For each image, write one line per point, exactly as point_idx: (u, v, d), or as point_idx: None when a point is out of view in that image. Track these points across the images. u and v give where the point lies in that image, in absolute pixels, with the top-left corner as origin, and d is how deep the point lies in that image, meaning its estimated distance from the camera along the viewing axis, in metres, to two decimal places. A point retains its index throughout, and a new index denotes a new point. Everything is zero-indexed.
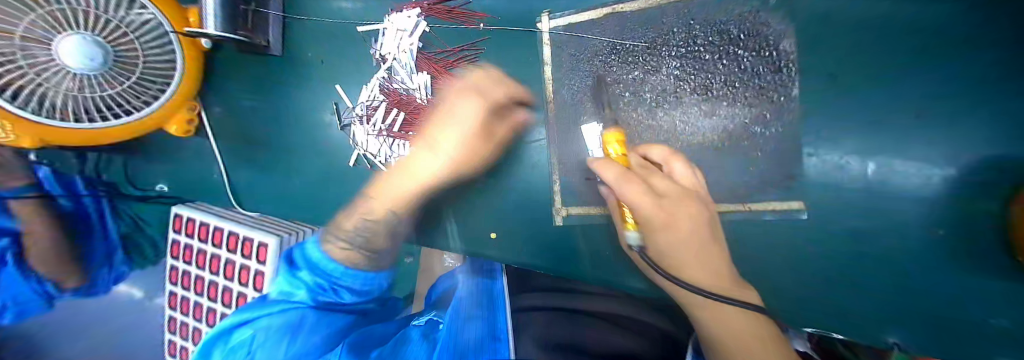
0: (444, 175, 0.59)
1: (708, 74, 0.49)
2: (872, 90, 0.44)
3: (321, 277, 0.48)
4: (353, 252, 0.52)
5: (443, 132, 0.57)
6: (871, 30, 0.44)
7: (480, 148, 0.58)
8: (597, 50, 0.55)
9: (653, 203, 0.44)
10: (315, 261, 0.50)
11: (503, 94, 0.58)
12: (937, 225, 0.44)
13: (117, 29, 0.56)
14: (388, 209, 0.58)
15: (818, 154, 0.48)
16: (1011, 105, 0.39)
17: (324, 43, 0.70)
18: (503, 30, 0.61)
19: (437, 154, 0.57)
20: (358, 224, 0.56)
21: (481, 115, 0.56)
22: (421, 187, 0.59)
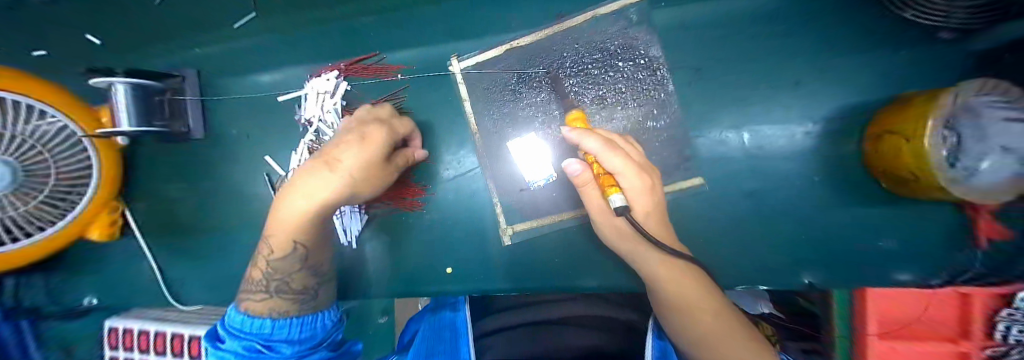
0: (342, 199, 0.42)
1: (600, 86, 0.51)
2: (735, 75, 0.52)
3: (250, 338, 0.42)
4: (274, 300, 0.44)
5: (339, 149, 0.42)
6: (721, 30, 0.52)
7: (381, 172, 0.46)
8: (505, 81, 0.54)
9: (628, 162, 0.40)
10: (238, 326, 0.43)
11: (407, 124, 0.52)
12: (814, 173, 0.51)
13: (25, 143, 0.49)
14: (290, 241, 0.44)
15: (706, 134, 0.53)
16: (825, 74, 0.50)
17: (248, 118, 0.66)
18: (422, 76, 0.59)
19: (336, 173, 0.41)
20: (263, 270, 0.45)
21: (388, 142, 0.45)
22: (311, 213, 0.42)
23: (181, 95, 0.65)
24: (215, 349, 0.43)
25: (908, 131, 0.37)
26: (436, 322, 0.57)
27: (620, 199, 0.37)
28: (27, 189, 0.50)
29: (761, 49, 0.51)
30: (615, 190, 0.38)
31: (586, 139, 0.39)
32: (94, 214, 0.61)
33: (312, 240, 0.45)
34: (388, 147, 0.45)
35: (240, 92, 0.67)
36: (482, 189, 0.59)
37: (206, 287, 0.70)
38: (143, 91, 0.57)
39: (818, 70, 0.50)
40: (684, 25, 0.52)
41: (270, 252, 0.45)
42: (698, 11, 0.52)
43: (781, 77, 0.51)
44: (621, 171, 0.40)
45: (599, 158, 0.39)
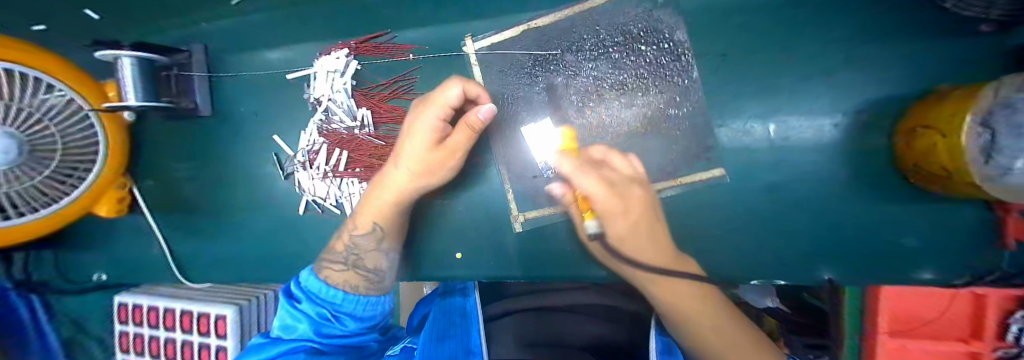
0: (412, 191, 0.52)
1: (621, 71, 0.49)
2: (760, 62, 0.50)
3: (324, 306, 0.47)
4: (352, 273, 0.50)
5: (405, 148, 0.50)
6: (748, 13, 0.49)
7: (440, 160, 0.51)
8: (521, 63, 0.52)
9: (604, 186, 0.42)
10: (317, 291, 0.48)
11: (454, 94, 0.46)
12: (840, 167, 0.49)
13: (33, 116, 0.48)
14: (372, 222, 0.52)
15: (727, 124, 0.51)
16: (861, 63, 0.47)
17: (255, 97, 0.65)
18: (433, 56, 0.57)
19: (401, 168, 0.50)
20: (346, 242, 0.52)
21: (435, 127, 0.48)
22: (394, 203, 0.52)
23: (186, 72, 0.64)
24: (287, 305, 0.48)
25: (942, 127, 0.35)
26: (447, 305, 0.57)
27: (594, 225, 0.43)
28: (35, 161, 0.49)
29: (790, 34, 0.49)
30: (591, 216, 0.43)
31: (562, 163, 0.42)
32: (100, 190, 0.60)
33: (390, 224, 0.53)
34: (435, 131, 0.48)
35: (246, 70, 0.65)
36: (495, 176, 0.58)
37: (217, 264, 0.71)
38: (150, 66, 0.56)
39: (854, 57, 0.47)
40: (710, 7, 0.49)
41: (354, 228, 0.53)
42: None
43: (811, 63, 0.49)
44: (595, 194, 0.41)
45: (573, 181, 0.42)
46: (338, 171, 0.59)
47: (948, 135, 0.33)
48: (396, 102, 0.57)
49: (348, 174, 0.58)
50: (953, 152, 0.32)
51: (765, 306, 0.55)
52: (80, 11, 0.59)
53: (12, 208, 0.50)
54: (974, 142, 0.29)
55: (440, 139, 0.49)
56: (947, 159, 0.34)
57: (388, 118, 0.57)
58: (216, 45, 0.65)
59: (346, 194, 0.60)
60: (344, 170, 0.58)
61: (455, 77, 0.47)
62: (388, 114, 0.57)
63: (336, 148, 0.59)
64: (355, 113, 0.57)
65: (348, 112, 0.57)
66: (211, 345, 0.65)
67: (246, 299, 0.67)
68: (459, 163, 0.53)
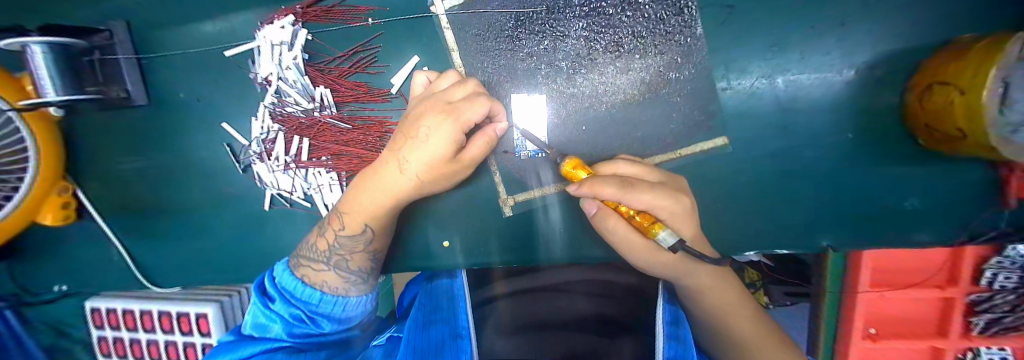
0: (411, 194, 0.44)
1: (616, 29, 0.43)
2: (772, 11, 0.43)
3: (298, 306, 0.45)
4: (328, 274, 0.46)
5: (406, 151, 0.40)
6: None
7: (451, 173, 0.43)
8: (501, 24, 0.45)
9: (657, 189, 0.35)
10: (292, 291, 0.45)
11: (481, 113, 0.38)
12: (847, 129, 0.45)
13: None
14: (361, 223, 0.45)
15: (732, 86, 0.46)
16: (886, 7, 0.41)
17: (195, 79, 0.56)
18: (395, 21, 0.48)
19: (406, 173, 0.41)
20: (329, 243, 0.46)
21: (451, 142, 0.39)
22: (389, 204, 0.44)
23: (111, 55, 0.54)
24: (258, 302, 0.46)
25: (961, 84, 0.29)
26: (431, 290, 0.54)
27: (673, 236, 0.33)
28: None
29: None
30: (661, 226, 0.33)
31: (602, 188, 0.32)
32: (42, 197, 0.54)
33: (382, 225, 0.47)
34: (450, 146, 0.39)
35: (177, 47, 0.55)
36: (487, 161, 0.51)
37: (182, 269, 0.64)
38: (67, 52, 0.47)
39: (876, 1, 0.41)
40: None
41: (338, 228, 0.46)
42: None
43: (833, 7, 0.42)
44: (651, 206, 0.34)
45: (622, 201, 0.33)
46: (301, 161, 0.53)
47: (965, 92, 0.28)
48: (359, 77, 0.50)
49: (314, 164, 0.53)
50: (972, 114, 0.27)
51: (750, 260, 0.51)
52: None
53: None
54: (987, 98, 0.25)
55: (457, 153, 0.41)
56: (964, 122, 0.29)
57: (350, 98, 0.50)
58: (135, 17, 0.54)
59: (314, 185, 0.55)
60: (308, 160, 0.52)
61: (477, 83, 0.41)
62: (350, 94, 0.50)
63: (294, 135, 0.52)
64: (312, 93, 0.50)
65: (303, 92, 0.50)
66: (195, 344, 0.64)
67: (226, 294, 0.65)
68: (466, 176, 0.46)
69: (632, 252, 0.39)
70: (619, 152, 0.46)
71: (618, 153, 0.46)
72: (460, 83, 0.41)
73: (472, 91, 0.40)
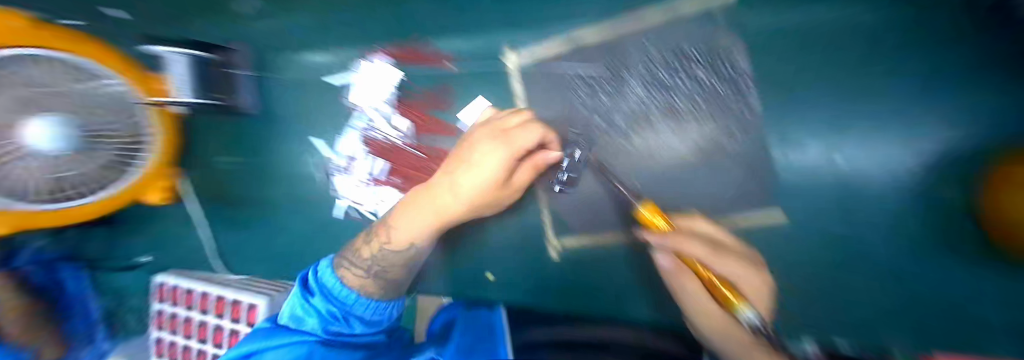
0: (462, 216, 0.49)
1: (673, 96, 0.47)
2: (833, 92, 0.44)
3: (336, 303, 0.47)
4: (365, 280, 0.49)
5: (460, 175, 0.44)
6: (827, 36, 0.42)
7: (498, 195, 0.49)
8: (565, 82, 0.50)
9: (738, 262, 0.37)
10: (332, 289, 0.48)
11: (533, 139, 0.42)
12: (915, 221, 0.43)
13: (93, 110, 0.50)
14: (407, 242, 0.49)
15: (792, 161, 0.46)
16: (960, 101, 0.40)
17: (296, 98, 0.66)
18: (473, 69, 0.54)
19: (458, 196, 0.45)
20: (380, 257, 0.49)
21: (503, 166, 0.43)
22: (437, 224, 0.49)
23: (232, 69, 0.62)
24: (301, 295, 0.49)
25: None
26: (474, 321, 0.51)
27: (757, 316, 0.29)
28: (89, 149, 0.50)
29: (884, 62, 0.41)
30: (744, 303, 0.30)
31: (688, 245, 0.37)
32: (152, 179, 0.62)
33: (425, 241, 0.51)
34: (502, 170, 0.44)
35: (287, 72, 0.66)
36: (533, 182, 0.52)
37: (255, 258, 0.73)
38: (204, 64, 0.56)
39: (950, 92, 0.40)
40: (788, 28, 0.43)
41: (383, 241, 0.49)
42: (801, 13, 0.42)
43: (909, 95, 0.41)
44: (729, 274, 0.35)
45: (703, 260, 0.36)
46: (377, 179, 0.59)
47: None
48: (434, 112, 0.56)
49: (385, 183, 0.58)
50: None
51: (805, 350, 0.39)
52: (108, 11, 0.63)
53: (55, 192, 0.51)
54: None
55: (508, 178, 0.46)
56: None
57: (427, 130, 0.57)
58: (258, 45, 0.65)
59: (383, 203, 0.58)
60: (384, 179, 0.58)
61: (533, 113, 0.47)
62: (427, 126, 0.56)
63: (376, 157, 0.59)
64: (397, 123, 0.57)
65: (390, 121, 0.58)
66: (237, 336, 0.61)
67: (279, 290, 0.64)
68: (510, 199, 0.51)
69: (704, 320, 0.37)
70: (688, 209, 0.46)
71: (686, 210, 0.46)
72: (517, 112, 0.46)
73: (527, 125, 0.43)
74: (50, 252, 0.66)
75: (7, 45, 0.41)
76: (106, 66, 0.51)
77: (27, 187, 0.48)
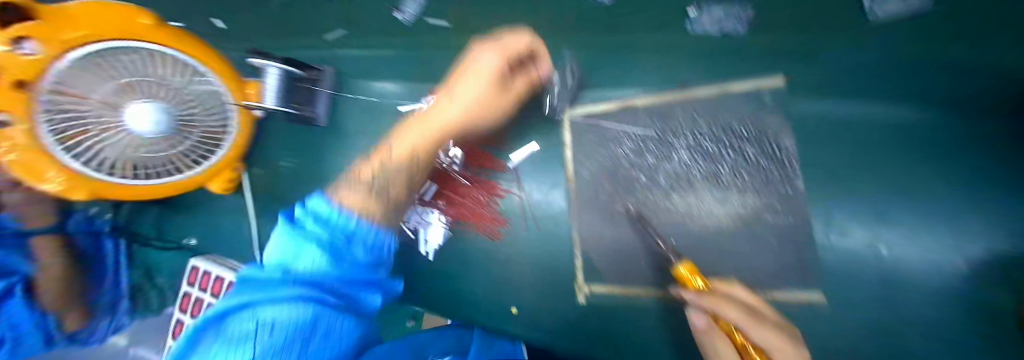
0: (462, 127, 0.52)
1: (717, 165, 0.49)
2: (881, 182, 0.44)
3: (334, 232, 0.33)
4: (367, 201, 0.38)
5: (460, 86, 0.52)
6: (874, 129, 0.44)
7: (496, 103, 0.52)
8: (612, 136, 0.54)
9: (781, 335, 0.36)
10: (326, 215, 0.34)
11: (522, 43, 0.52)
12: (976, 329, 0.39)
13: (190, 102, 0.54)
14: (410, 152, 0.46)
15: (836, 246, 0.46)
16: None
17: (360, 118, 0.73)
18: (531, 115, 0.58)
19: (454, 103, 0.51)
20: (378, 171, 0.43)
21: (496, 66, 0.51)
22: (439, 135, 0.49)
23: (315, 86, 0.68)
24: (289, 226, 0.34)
25: None
26: (494, 349, 0.51)
27: None
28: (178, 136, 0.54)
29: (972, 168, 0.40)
30: None
31: (727, 308, 0.37)
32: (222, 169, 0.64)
33: (425, 159, 0.48)
34: (495, 70, 0.51)
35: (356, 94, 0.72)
36: (541, 91, 0.56)
37: None
38: (291, 77, 0.62)
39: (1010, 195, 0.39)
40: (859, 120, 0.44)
41: (385, 157, 0.45)
42: (849, 106, 0.45)
43: (980, 206, 0.40)
44: (764, 343, 0.35)
45: (743, 328, 0.36)
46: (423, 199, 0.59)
47: None
48: (488, 148, 0.59)
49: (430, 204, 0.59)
50: None
51: None
52: (209, 20, 0.70)
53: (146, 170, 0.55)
54: None
55: (503, 83, 0.51)
56: None
57: (478, 162, 0.60)
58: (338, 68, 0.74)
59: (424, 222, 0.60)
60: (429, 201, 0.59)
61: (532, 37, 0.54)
62: (478, 159, 0.60)
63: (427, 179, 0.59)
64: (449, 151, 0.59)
65: (446, 147, 0.59)
66: None
67: None
68: (508, 111, 0.55)
69: None
70: (727, 274, 0.47)
71: (724, 275, 0.47)
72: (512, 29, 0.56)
73: (517, 32, 0.55)
74: (102, 223, 0.71)
75: (105, 37, 0.46)
76: (208, 66, 0.55)
77: (125, 165, 0.53)
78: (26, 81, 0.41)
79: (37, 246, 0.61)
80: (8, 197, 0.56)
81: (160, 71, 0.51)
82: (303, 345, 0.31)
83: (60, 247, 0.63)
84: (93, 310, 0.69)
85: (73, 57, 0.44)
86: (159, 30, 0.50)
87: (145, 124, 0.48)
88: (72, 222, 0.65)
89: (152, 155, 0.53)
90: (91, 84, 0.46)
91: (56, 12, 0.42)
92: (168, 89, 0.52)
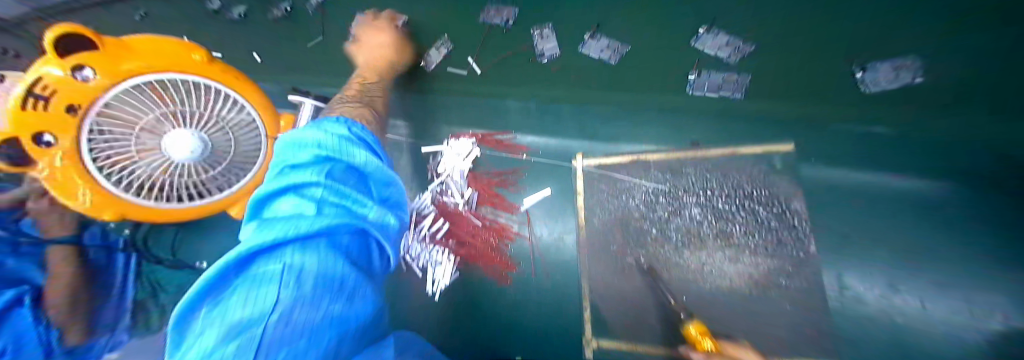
0: (395, 62, 0.63)
1: (729, 222, 0.50)
2: (886, 250, 0.46)
3: (341, 149, 0.40)
4: (362, 112, 0.54)
5: (368, 37, 0.64)
6: (869, 199, 0.47)
7: (405, 38, 0.65)
8: (624, 187, 0.56)
9: None
10: (330, 135, 0.41)
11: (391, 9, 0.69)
12: None
13: (224, 130, 0.55)
14: (376, 79, 0.62)
15: (852, 315, 0.45)
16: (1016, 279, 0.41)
17: None
18: (546, 162, 0.61)
19: (377, 45, 0.62)
20: (357, 98, 0.58)
21: (388, 20, 0.65)
22: (383, 68, 0.62)
23: None
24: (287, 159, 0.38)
25: None
26: None
27: None
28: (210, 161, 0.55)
29: (953, 234, 0.44)
30: None
31: None
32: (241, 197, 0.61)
33: (386, 82, 0.63)
34: (388, 21, 0.65)
35: None
36: (537, 61, 0.62)
37: None
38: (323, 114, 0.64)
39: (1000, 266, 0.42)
40: (854, 187, 0.48)
41: (364, 79, 0.61)
42: (850, 175, 0.48)
43: (976, 277, 0.43)
44: None
45: None
46: (435, 238, 0.60)
47: None
48: (500, 189, 0.62)
49: (441, 243, 0.60)
50: None
51: None
52: (253, 58, 0.78)
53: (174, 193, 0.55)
54: None
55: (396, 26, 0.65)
56: None
57: (492, 204, 0.61)
58: None
59: (434, 262, 0.60)
60: (441, 239, 0.60)
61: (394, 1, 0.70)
62: (491, 202, 0.61)
63: (440, 218, 0.61)
64: (464, 191, 0.62)
65: (461, 188, 0.62)
66: None
67: None
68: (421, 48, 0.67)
69: None
70: (740, 335, 0.46)
71: (736, 336, 0.46)
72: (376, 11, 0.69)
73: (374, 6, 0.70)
74: (116, 240, 0.65)
75: (160, 70, 0.50)
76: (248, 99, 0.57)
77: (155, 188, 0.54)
78: (79, 104, 0.45)
79: (54, 253, 0.55)
80: (35, 204, 0.57)
81: (207, 103, 0.54)
82: (331, 306, 0.25)
83: (73, 256, 0.57)
84: (95, 326, 0.57)
85: (126, 86, 0.47)
86: (211, 67, 0.54)
87: (184, 152, 0.50)
88: (87, 234, 0.61)
89: (181, 179, 0.55)
90: (138, 110, 0.49)
91: (120, 45, 0.47)
92: (207, 118, 0.53)
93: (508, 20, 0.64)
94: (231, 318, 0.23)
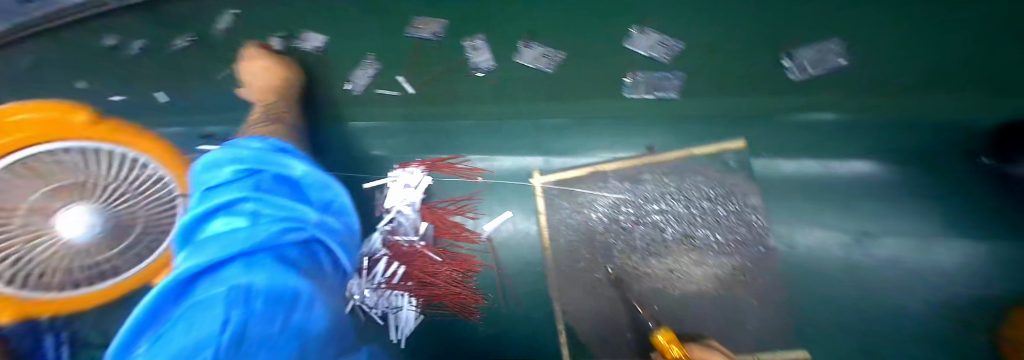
0: (276, 79, 0.63)
1: (692, 225, 0.50)
2: (831, 232, 0.48)
3: (263, 166, 0.49)
4: (267, 128, 0.58)
5: (249, 69, 0.66)
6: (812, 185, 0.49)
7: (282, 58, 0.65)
8: (586, 200, 0.54)
9: None
10: (245, 157, 0.48)
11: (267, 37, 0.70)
12: None
13: (131, 195, 0.45)
14: (268, 98, 0.62)
15: (817, 299, 0.45)
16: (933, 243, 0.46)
17: None
18: (504, 183, 0.58)
19: (257, 72, 0.64)
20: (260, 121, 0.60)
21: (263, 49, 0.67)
22: (269, 86, 0.62)
23: None
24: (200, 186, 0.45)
25: None
26: None
27: None
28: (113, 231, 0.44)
29: (879, 209, 0.48)
30: None
31: None
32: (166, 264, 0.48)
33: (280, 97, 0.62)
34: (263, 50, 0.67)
35: None
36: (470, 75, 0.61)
37: None
38: None
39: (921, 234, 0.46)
40: (794, 175, 0.50)
41: (263, 103, 0.62)
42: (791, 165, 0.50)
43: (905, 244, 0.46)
44: None
45: None
46: (391, 283, 0.53)
47: None
48: (458, 218, 0.58)
49: (399, 287, 0.53)
50: None
51: None
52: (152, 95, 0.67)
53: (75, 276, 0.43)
54: None
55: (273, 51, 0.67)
56: None
57: (452, 234, 0.57)
58: None
59: (393, 310, 0.51)
60: (399, 282, 0.53)
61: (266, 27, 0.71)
62: (449, 232, 0.57)
63: (395, 260, 0.55)
64: (419, 225, 0.57)
65: (415, 223, 0.57)
66: None
67: None
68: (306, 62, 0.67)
69: None
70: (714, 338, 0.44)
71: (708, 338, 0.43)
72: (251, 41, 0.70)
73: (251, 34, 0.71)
74: None
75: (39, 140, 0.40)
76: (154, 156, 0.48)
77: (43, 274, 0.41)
78: None
79: None
80: None
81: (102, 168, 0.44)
82: (286, 315, 0.37)
83: None
84: None
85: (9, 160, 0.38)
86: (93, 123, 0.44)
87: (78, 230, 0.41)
88: None
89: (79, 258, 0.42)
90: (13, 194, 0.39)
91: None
92: (106, 186, 0.44)
93: (437, 33, 0.64)
94: (194, 324, 0.34)
